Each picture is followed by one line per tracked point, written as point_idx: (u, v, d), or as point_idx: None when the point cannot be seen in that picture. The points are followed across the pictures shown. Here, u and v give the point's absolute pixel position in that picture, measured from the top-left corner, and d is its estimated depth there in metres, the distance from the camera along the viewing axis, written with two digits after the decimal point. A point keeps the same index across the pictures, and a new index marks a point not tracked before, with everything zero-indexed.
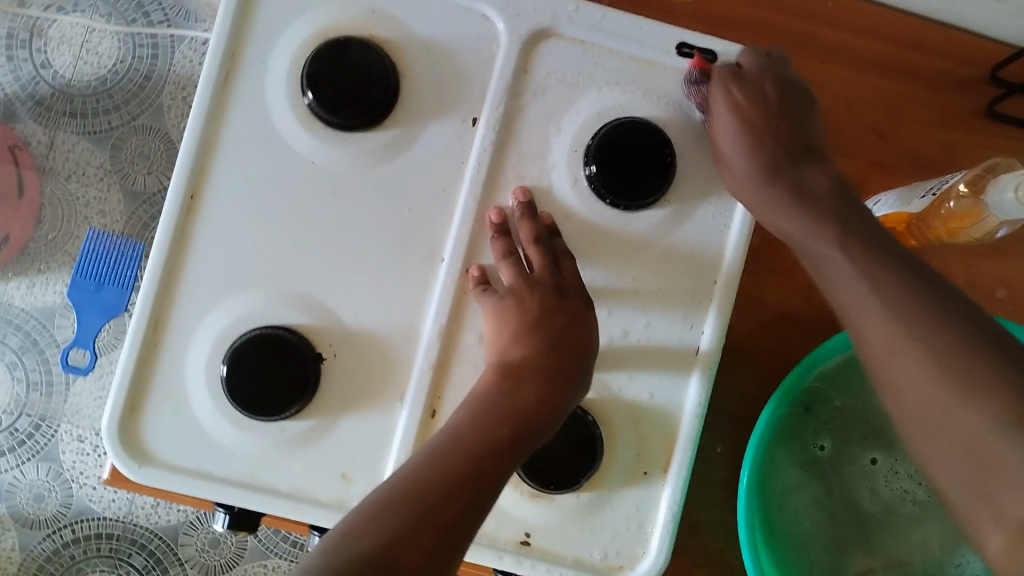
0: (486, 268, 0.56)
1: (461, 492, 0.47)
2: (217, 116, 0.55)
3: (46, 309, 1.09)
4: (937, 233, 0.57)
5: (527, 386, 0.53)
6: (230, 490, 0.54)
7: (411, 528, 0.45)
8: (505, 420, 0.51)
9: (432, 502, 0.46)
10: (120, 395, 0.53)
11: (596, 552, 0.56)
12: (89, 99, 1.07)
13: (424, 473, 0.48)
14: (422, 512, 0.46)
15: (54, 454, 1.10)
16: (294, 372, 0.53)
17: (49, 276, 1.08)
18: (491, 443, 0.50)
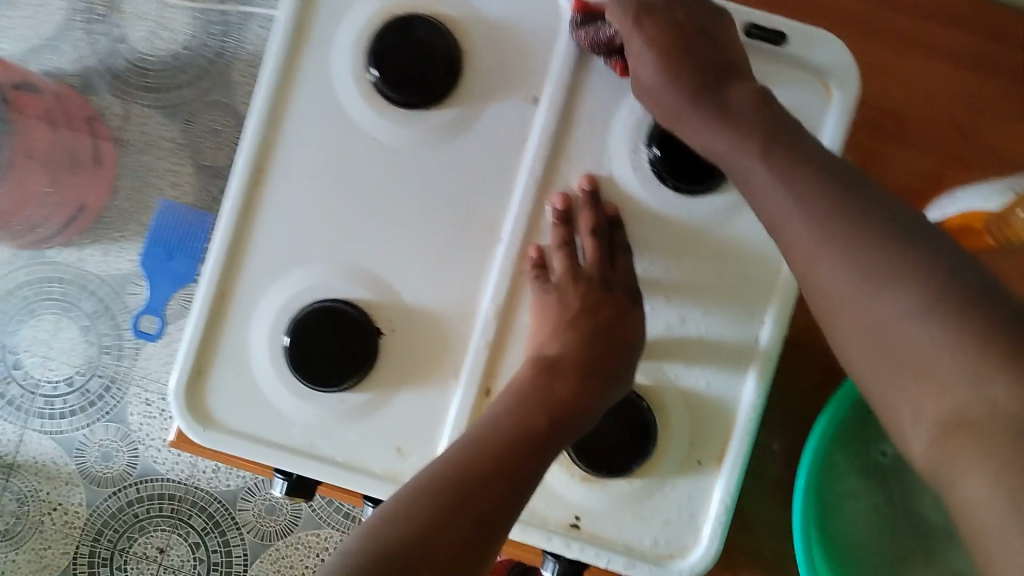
0: (545, 250, 0.56)
1: (494, 487, 0.47)
2: (285, 91, 0.55)
3: (120, 276, 1.13)
4: (1011, 235, 0.52)
5: (564, 383, 0.53)
6: (289, 458, 0.55)
7: (449, 513, 0.45)
8: (540, 416, 0.51)
9: (471, 491, 0.46)
10: (188, 360, 0.55)
11: (645, 538, 0.56)
12: (163, 72, 1.10)
13: (454, 468, 0.47)
14: (460, 499, 0.46)
15: (122, 416, 1.15)
16: (354, 346, 0.54)
17: (122, 244, 1.12)
18: (525, 435, 0.50)
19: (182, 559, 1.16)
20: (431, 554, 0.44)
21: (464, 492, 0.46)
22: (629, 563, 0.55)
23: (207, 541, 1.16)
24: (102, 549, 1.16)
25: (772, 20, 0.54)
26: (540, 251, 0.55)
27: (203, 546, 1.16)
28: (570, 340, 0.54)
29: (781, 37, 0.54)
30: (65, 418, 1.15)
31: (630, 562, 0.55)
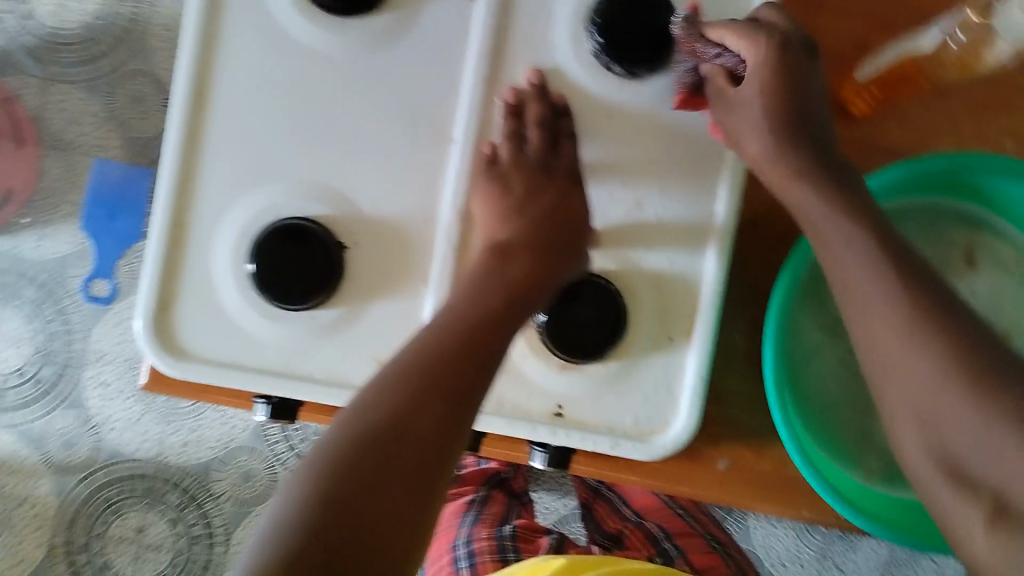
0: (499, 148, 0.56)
1: (439, 399, 0.46)
2: (217, 13, 0.55)
3: (57, 260, 1.10)
4: (951, 69, 0.56)
5: (480, 307, 0.51)
6: (267, 380, 0.55)
7: (424, 391, 0.46)
8: (461, 342, 0.48)
9: (443, 367, 0.47)
10: (152, 294, 0.55)
11: (627, 417, 0.58)
12: (77, 46, 1.08)
13: (412, 359, 0.47)
14: (432, 376, 0.46)
15: (81, 401, 1.13)
16: (319, 261, 0.54)
17: (54, 225, 1.09)
18: (488, 312, 0.51)
19: (162, 537, 1.15)
20: (401, 446, 0.44)
21: (435, 370, 0.46)
22: (613, 443, 0.57)
23: (185, 516, 1.14)
24: (77, 537, 1.14)
25: None
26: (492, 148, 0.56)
27: (182, 521, 1.14)
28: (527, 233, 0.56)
29: None
30: (21, 410, 1.13)
31: (615, 441, 0.57)
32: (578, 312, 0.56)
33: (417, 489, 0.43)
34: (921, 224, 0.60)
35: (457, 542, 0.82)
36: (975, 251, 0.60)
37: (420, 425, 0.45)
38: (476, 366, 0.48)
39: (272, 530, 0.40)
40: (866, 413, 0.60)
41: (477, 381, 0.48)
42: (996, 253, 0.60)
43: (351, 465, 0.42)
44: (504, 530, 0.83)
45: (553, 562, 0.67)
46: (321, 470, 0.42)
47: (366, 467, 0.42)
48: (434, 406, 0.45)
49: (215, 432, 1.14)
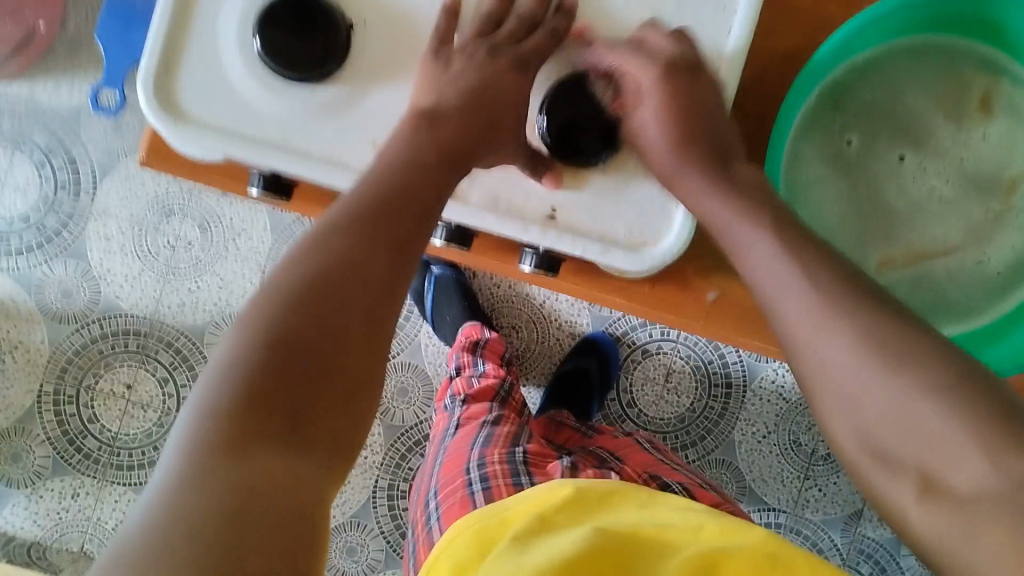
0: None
1: (379, 247, 0.45)
2: None
3: (71, 107, 1.12)
4: None
5: (403, 175, 0.48)
6: (265, 151, 0.56)
7: (363, 239, 0.45)
8: (378, 206, 0.46)
9: (383, 219, 0.46)
10: (157, 50, 0.55)
11: (620, 228, 0.58)
12: None
13: (350, 212, 0.46)
14: (371, 226, 0.45)
15: (82, 251, 1.14)
16: (325, 31, 0.54)
17: (73, 72, 1.11)
18: (429, 190, 0.49)
19: (150, 396, 1.15)
20: (348, 287, 0.43)
21: (375, 221, 0.45)
22: (604, 251, 0.57)
23: (175, 377, 1.15)
24: (67, 388, 1.15)
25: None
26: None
27: (172, 382, 1.15)
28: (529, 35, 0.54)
29: None
30: (23, 255, 1.15)
31: (606, 249, 0.57)
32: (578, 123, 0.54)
33: (368, 348, 0.42)
34: (936, 66, 0.60)
35: (468, 464, 0.73)
36: (990, 96, 0.60)
37: (363, 279, 0.44)
38: (401, 229, 0.47)
39: (220, 390, 0.38)
40: (866, 246, 0.60)
41: (405, 242, 0.46)
42: (1010, 98, 0.60)
43: (297, 322, 0.41)
44: (516, 450, 0.74)
45: (557, 489, 0.54)
46: (268, 326, 0.40)
47: (315, 324, 0.41)
48: (375, 267, 0.44)
49: (213, 297, 1.14)
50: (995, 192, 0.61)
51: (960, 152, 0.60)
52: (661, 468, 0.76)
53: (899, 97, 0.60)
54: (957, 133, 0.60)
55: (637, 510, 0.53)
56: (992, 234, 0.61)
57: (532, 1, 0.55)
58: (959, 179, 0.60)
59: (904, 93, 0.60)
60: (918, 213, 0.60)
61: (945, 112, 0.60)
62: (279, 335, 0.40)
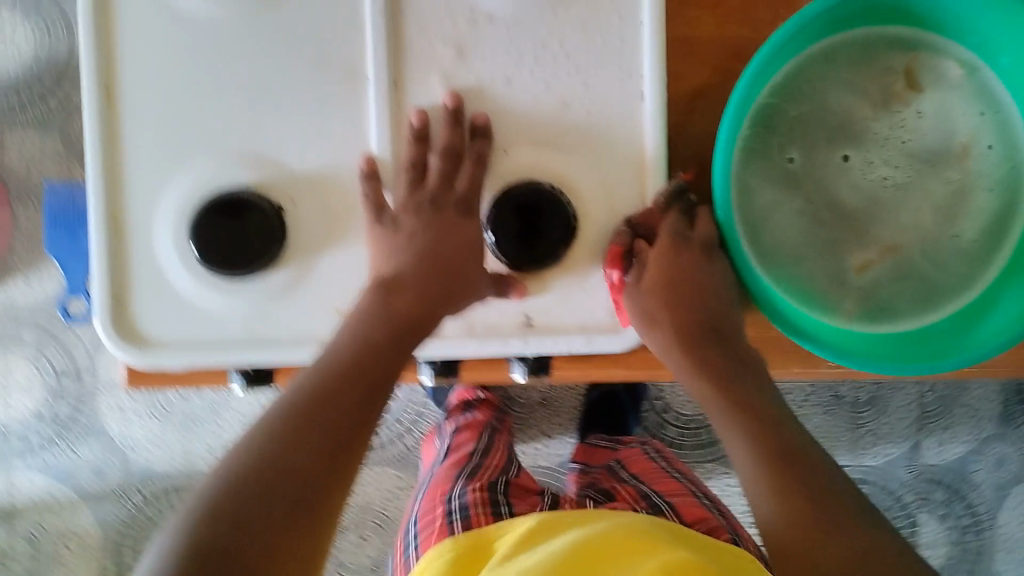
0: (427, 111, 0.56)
1: (335, 415, 0.45)
2: (106, 6, 0.55)
3: (48, 298, 1.13)
4: None
5: (354, 346, 0.49)
6: (236, 352, 0.56)
7: (316, 409, 0.45)
8: (330, 378, 0.47)
9: (335, 389, 0.46)
10: (103, 292, 0.55)
11: (599, 313, 0.58)
12: (26, 90, 1.11)
13: (304, 388, 0.46)
14: (323, 397, 0.46)
15: (102, 429, 1.15)
16: (258, 224, 0.54)
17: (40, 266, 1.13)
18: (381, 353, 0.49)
19: None
20: (300, 458, 0.43)
21: (326, 392, 0.46)
22: (588, 338, 0.58)
23: None
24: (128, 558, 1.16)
25: None
26: (421, 113, 0.55)
27: None
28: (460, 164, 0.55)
29: None
30: (47, 449, 1.15)
31: (589, 337, 0.58)
32: (519, 233, 0.56)
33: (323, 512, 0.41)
34: (853, 62, 0.59)
35: (448, 494, 0.65)
36: (915, 72, 0.59)
37: (317, 447, 0.43)
38: (358, 395, 0.47)
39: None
40: (832, 253, 0.60)
41: (361, 408, 0.46)
42: (934, 69, 0.59)
43: (238, 497, 0.40)
44: (498, 476, 0.71)
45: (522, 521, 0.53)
46: (209, 508, 0.40)
47: (252, 499, 0.40)
48: (323, 431, 0.44)
49: (236, 433, 1.15)
50: (950, 161, 0.60)
51: (902, 136, 0.60)
52: (659, 484, 0.73)
53: (829, 99, 0.59)
54: (890, 120, 0.59)
55: (606, 523, 0.51)
56: (958, 207, 0.60)
57: (447, 130, 0.56)
58: (908, 163, 0.60)
59: (830, 98, 0.59)
60: (874, 208, 0.60)
61: (874, 103, 0.59)
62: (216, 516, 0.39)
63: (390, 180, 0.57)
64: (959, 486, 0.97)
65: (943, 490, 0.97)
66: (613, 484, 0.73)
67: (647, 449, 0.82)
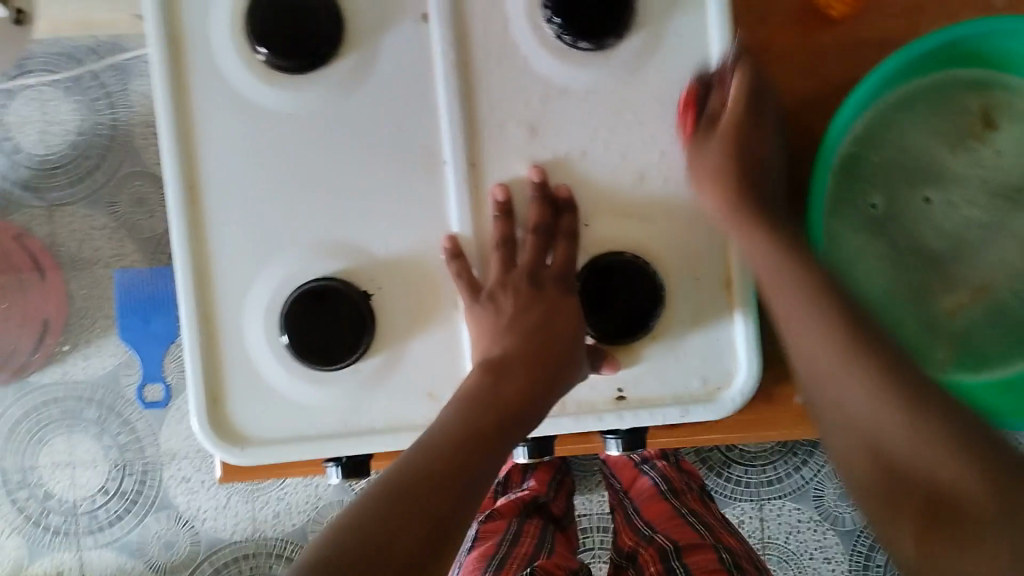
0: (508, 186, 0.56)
1: (436, 497, 0.47)
2: (185, 106, 0.55)
3: (108, 373, 1.12)
4: None
5: (456, 429, 0.50)
6: (333, 444, 0.56)
7: (416, 491, 0.47)
8: (435, 460, 0.48)
9: (439, 471, 0.48)
10: (199, 392, 0.55)
11: (692, 380, 0.57)
12: (69, 165, 1.09)
13: (411, 466, 0.48)
14: (427, 479, 0.47)
15: (168, 501, 1.13)
16: (348, 315, 0.54)
17: (97, 341, 1.12)
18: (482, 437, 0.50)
19: None
20: (399, 538, 0.44)
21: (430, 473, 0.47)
22: (683, 411, 0.57)
23: None
24: None
25: None
26: (503, 189, 0.55)
27: None
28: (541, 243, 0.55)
29: None
30: (114, 526, 1.14)
31: (685, 409, 0.57)
32: (606, 310, 0.55)
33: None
34: (930, 107, 0.59)
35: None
36: (994, 114, 0.59)
37: (414, 528, 0.45)
38: (460, 478, 0.48)
39: None
40: (925, 300, 0.60)
41: (461, 492, 0.48)
42: (1011, 107, 0.59)
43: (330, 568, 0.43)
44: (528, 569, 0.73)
45: None
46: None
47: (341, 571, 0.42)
48: (419, 513, 0.46)
49: (304, 495, 1.13)
50: None
51: (982, 174, 0.59)
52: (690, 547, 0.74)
53: (908, 144, 0.59)
54: (970, 159, 0.59)
55: None
56: None
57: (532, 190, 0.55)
58: (995, 206, 0.59)
59: (910, 142, 0.59)
60: (964, 251, 0.59)
61: (953, 146, 0.59)
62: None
63: (474, 258, 0.57)
64: None
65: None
66: (637, 551, 0.78)
67: (659, 489, 0.83)
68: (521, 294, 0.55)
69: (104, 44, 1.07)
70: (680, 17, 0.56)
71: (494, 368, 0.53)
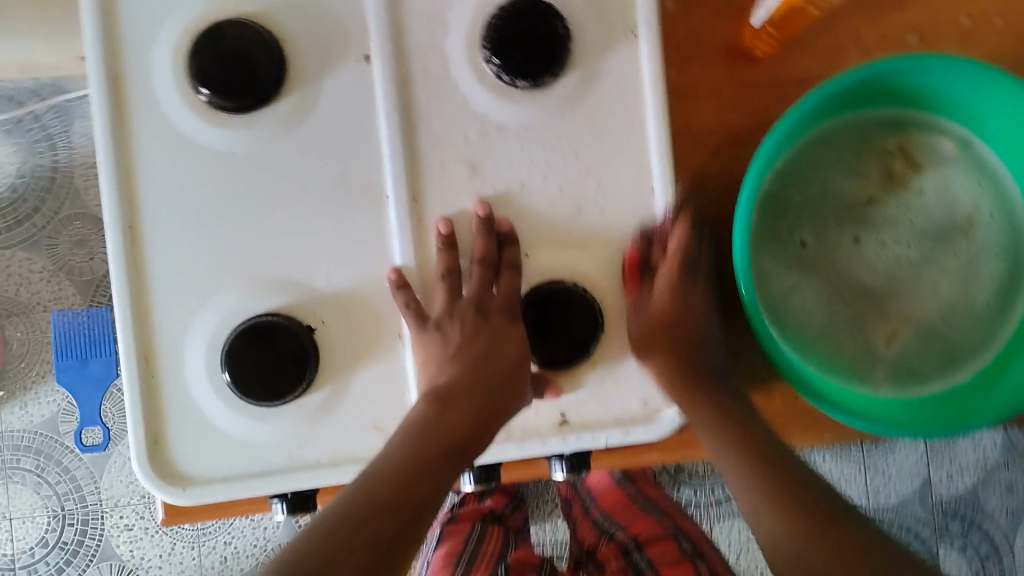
0: (451, 219, 0.57)
1: (382, 527, 0.48)
2: (126, 147, 0.55)
3: (47, 422, 1.09)
4: None
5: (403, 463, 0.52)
6: (276, 480, 0.56)
7: (365, 520, 0.48)
8: (386, 490, 0.50)
9: (387, 503, 0.49)
10: (140, 433, 0.55)
11: (633, 402, 0.59)
12: (8, 209, 1.08)
13: (363, 495, 0.49)
14: (376, 510, 0.49)
15: (110, 551, 1.10)
16: (291, 350, 0.55)
17: (36, 387, 1.09)
18: (428, 468, 0.52)
19: None
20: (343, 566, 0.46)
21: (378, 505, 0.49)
22: (625, 431, 0.58)
23: None
24: None
25: None
26: (446, 222, 0.56)
27: None
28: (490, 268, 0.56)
29: None
30: None
31: (627, 430, 0.58)
32: (546, 337, 0.57)
33: None
34: (853, 147, 0.63)
35: None
36: (913, 151, 0.63)
37: (357, 554, 0.47)
38: (409, 512, 0.50)
39: None
40: (860, 331, 0.63)
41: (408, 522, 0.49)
42: (928, 144, 0.63)
43: None
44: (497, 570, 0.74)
45: None
46: None
47: None
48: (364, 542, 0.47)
49: (252, 539, 1.10)
50: (957, 235, 0.63)
51: (910, 217, 0.62)
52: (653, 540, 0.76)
53: (833, 183, 0.63)
54: (898, 203, 0.63)
55: None
56: (975, 272, 0.63)
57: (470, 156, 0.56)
58: (919, 240, 0.62)
59: (835, 182, 0.63)
60: (894, 284, 0.63)
61: (875, 184, 0.63)
62: None
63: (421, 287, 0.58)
64: (974, 517, 1.00)
65: (959, 522, 1.00)
66: (598, 544, 0.81)
67: (618, 477, 0.87)
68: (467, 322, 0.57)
69: (43, 88, 1.06)
70: (611, 57, 0.58)
71: (439, 396, 0.55)
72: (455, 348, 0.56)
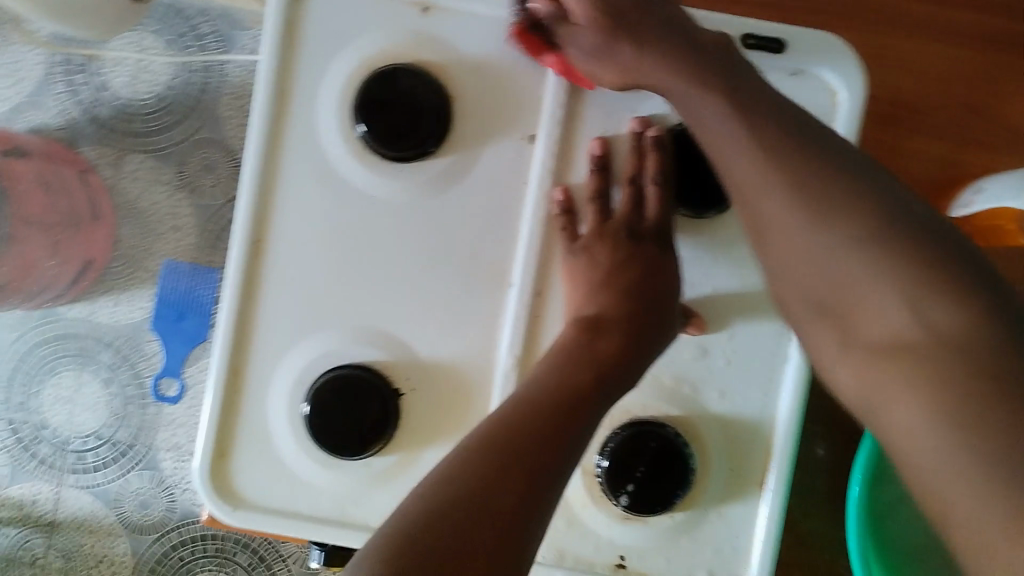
0: (608, 141, 0.53)
1: (536, 420, 0.46)
2: (274, 164, 0.54)
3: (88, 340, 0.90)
4: None
5: (570, 364, 0.49)
6: (323, 530, 0.55)
7: (525, 431, 0.45)
8: (543, 392, 0.48)
9: (544, 409, 0.47)
10: (208, 444, 0.54)
11: (699, 566, 0.55)
12: (158, 108, 0.90)
13: (526, 406, 0.47)
14: (532, 413, 0.46)
15: None
16: (374, 412, 0.53)
17: (119, 298, 0.89)
18: (579, 375, 0.48)
19: None
20: (510, 483, 0.43)
21: (536, 409, 0.46)
22: None
23: None
24: None
25: (768, 28, 0.54)
26: (603, 144, 0.53)
27: None
28: (653, 206, 0.53)
29: (778, 42, 0.53)
30: None
31: None
32: (636, 478, 0.52)
33: (509, 537, 0.42)
34: None
35: None
36: None
37: (518, 477, 0.44)
38: (570, 405, 0.47)
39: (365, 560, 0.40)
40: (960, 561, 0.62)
41: (561, 410, 0.47)
42: None
43: (439, 504, 0.42)
44: None
45: None
46: (420, 514, 0.42)
47: (463, 512, 0.42)
48: (531, 459, 0.44)
49: None
50: None
51: None
52: None
53: None
54: None
55: None
56: None
57: (628, 160, 0.53)
58: None
59: None
60: None
61: None
62: (420, 526, 0.41)
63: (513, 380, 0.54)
64: None
65: None
66: None
67: None
68: (618, 248, 0.53)
69: (217, 11, 0.89)
70: None
71: (592, 326, 0.51)
72: (605, 280, 0.52)
